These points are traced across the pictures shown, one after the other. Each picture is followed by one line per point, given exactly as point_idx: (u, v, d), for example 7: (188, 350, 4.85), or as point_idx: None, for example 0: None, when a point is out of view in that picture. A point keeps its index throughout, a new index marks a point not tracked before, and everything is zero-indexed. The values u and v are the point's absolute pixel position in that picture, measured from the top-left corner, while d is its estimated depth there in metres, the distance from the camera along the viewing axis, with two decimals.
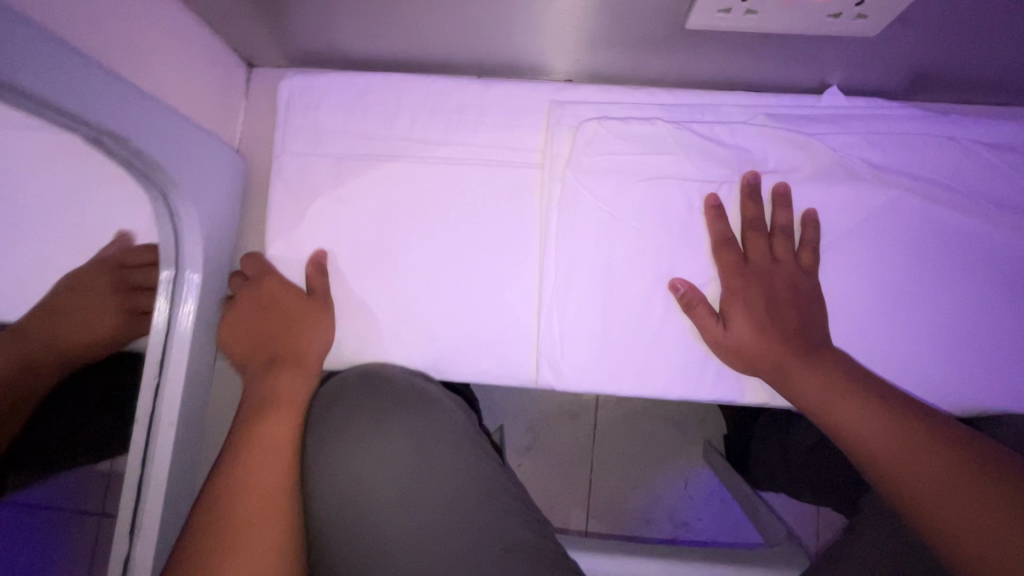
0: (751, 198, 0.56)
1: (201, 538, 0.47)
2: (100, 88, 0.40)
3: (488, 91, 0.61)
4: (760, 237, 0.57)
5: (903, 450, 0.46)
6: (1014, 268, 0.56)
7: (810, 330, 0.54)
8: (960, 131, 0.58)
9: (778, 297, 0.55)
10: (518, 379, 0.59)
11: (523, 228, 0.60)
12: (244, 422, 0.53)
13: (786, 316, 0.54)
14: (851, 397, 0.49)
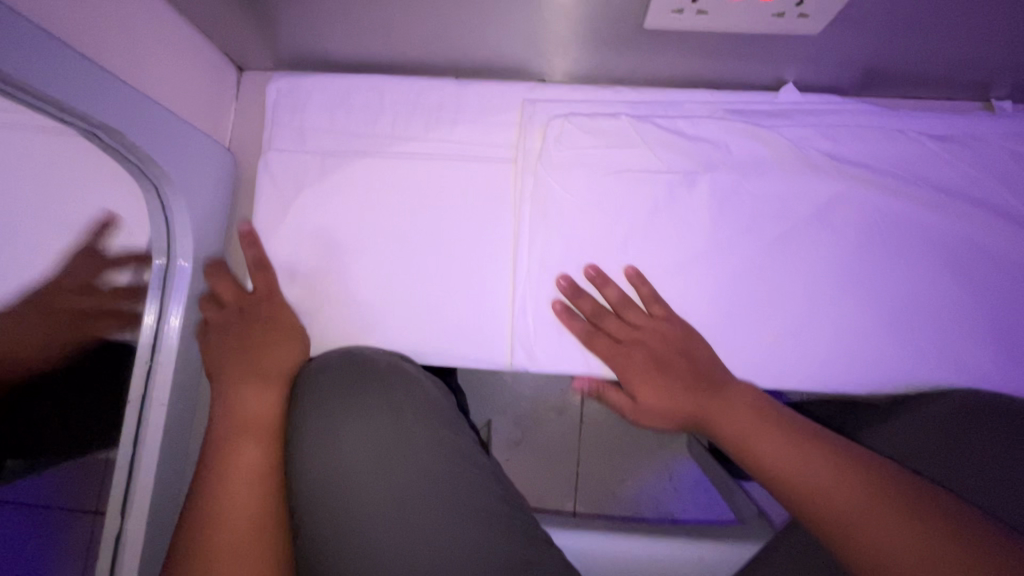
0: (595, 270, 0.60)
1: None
2: (95, 81, 0.44)
3: (465, 90, 0.65)
4: (591, 304, 0.60)
5: (813, 474, 0.44)
6: (963, 251, 0.59)
7: (704, 372, 0.54)
8: (912, 124, 0.61)
9: (661, 356, 0.56)
10: (491, 364, 0.62)
11: (497, 220, 0.63)
12: (213, 454, 0.54)
13: (675, 371, 0.55)
14: (773, 432, 0.48)
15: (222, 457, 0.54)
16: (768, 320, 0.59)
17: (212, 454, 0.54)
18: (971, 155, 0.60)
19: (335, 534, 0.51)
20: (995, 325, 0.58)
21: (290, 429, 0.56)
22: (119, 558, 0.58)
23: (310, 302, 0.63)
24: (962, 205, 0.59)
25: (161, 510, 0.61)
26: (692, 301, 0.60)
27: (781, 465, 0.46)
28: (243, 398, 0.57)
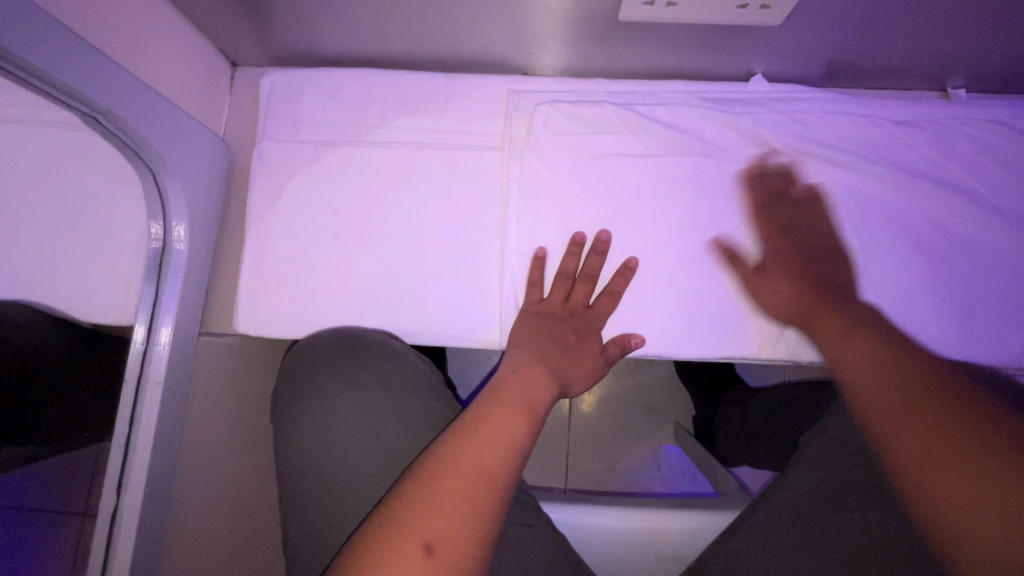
0: (574, 252, 0.62)
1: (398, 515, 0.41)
2: (90, 64, 0.46)
3: (452, 83, 0.68)
4: (565, 283, 0.62)
5: (883, 360, 0.46)
6: (922, 228, 0.62)
7: (834, 286, 0.58)
8: (874, 110, 0.65)
9: (815, 253, 0.60)
10: (479, 342, 0.65)
11: (484, 205, 0.66)
12: (467, 422, 0.49)
13: (820, 271, 0.59)
14: (854, 335, 0.50)
15: (473, 422, 0.48)
16: (741, 294, 0.62)
17: (463, 422, 0.49)
18: (928, 138, 0.64)
19: (328, 511, 0.52)
20: (958, 298, 0.61)
21: (285, 407, 0.57)
22: (114, 534, 0.60)
23: (303, 286, 0.65)
24: (921, 185, 0.62)
25: (156, 490, 0.63)
26: (669, 279, 0.63)
27: (847, 360, 0.49)
28: (528, 378, 0.55)
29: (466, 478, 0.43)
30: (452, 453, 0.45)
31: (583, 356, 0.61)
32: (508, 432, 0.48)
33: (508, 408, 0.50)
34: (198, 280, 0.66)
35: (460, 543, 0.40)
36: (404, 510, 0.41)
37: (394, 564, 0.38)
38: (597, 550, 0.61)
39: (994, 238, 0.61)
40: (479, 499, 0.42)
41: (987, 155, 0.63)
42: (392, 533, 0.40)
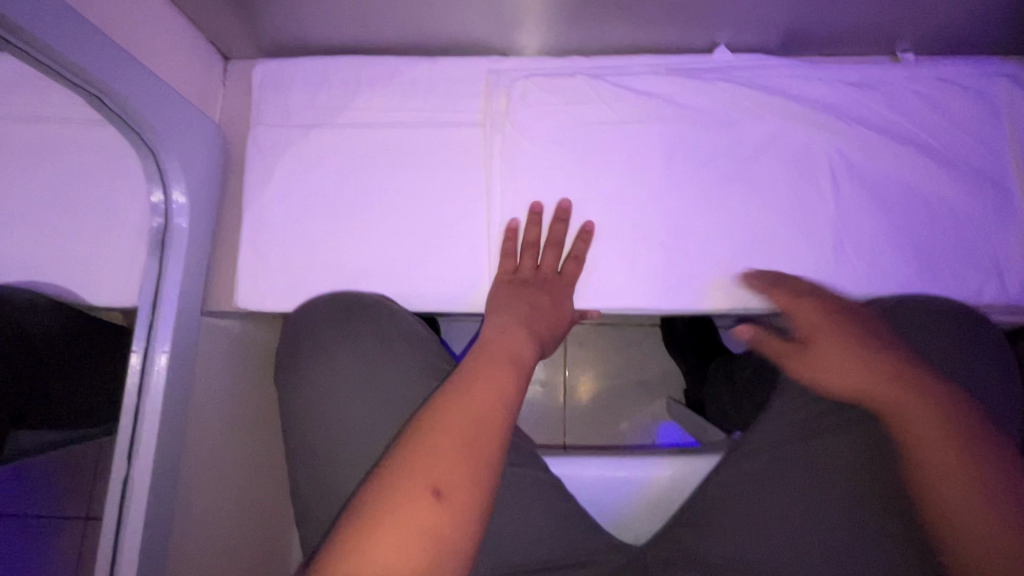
0: (534, 221, 0.66)
1: (394, 482, 0.44)
2: (89, 48, 0.50)
3: (436, 65, 0.72)
4: (533, 251, 0.66)
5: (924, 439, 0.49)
6: (881, 180, 0.66)
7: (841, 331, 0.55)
8: (830, 74, 0.68)
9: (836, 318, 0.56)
10: (470, 306, 0.68)
11: (469, 178, 0.70)
12: (456, 383, 0.51)
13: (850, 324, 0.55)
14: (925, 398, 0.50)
15: (463, 384, 0.51)
16: (716, 249, 0.66)
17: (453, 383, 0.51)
18: (881, 98, 0.68)
19: (338, 453, 0.56)
20: (917, 243, 0.65)
21: (288, 368, 0.61)
22: (127, 499, 0.60)
23: (302, 260, 0.69)
24: (877, 140, 0.66)
25: (168, 462, 0.63)
26: (646, 237, 0.66)
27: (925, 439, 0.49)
28: (510, 341, 0.57)
29: (454, 443, 0.46)
30: (441, 417, 0.47)
31: (552, 314, 0.64)
32: (498, 386, 0.51)
33: (496, 364, 0.53)
34: (197, 259, 0.69)
35: (464, 482, 0.44)
36: (398, 477, 0.44)
37: (404, 507, 0.42)
38: (599, 502, 0.63)
39: (944, 187, 0.66)
40: (476, 445, 0.46)
41: (936, 111, 0.67)
42: (387, 500, 0.43)
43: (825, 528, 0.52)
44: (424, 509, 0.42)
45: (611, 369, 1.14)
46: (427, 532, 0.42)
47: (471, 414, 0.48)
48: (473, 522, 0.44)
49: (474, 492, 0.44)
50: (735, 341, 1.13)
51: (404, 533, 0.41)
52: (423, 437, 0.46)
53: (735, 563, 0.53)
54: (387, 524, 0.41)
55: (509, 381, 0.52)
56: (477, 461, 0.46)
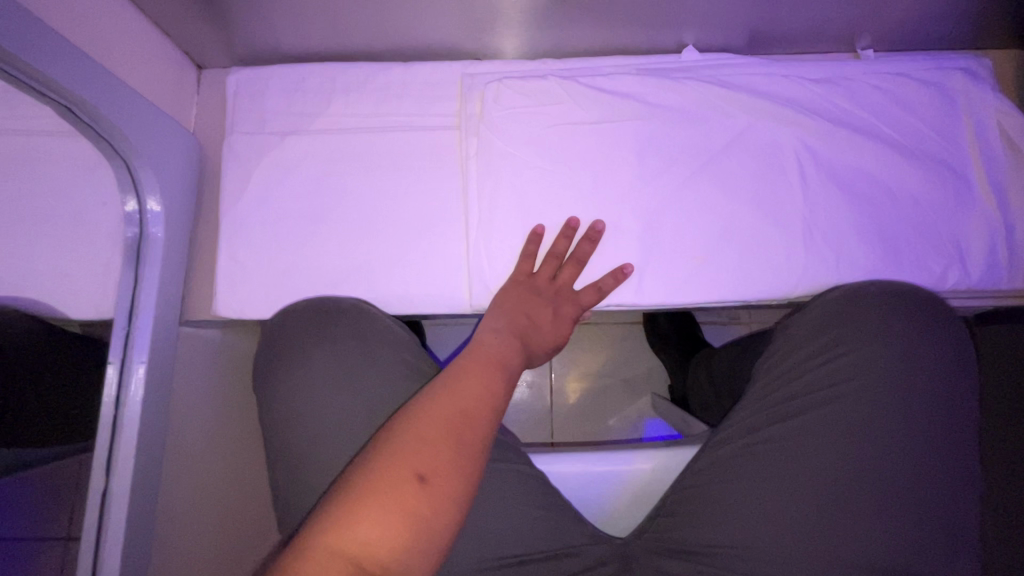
0: (566, 236, 0.66)
1: (375, 466, 0.44)
2: (56, 58, 0.49)
3: (410, 70, 0.72)
4: (554, 262, 0.66)
5: None
6: (845, 172, 0.69)
7: None
8: (793, 71, 0.71)
9: None
10: (450, 307, 0.69)
11: (446, 180, 0.70)
12: (444, 378, 0.52)
13: None
14: None
15: (451, 378, 0.52)
16: (690, 242, 0.67)
17: (442, 378, 0.52)
18: (843, 93, 0.70)
19: (319, 453, 0.56)
20: (881, 232, 0.67)
21: (269, 372, 0.60)
22: (106, 513, 0.59)
23: (281, 266, 0.69)
24: (840, 133, 0.69)
25: (147, 475, 0.63)
26: (621, 233, 0.68)
27: None
28: (498, 341, 0.58)
29: (440, 433, 0.46)
30: (427, 408, 0.48)
31: (551, 330, 0.66)
32: (488, 386, 0.52)
33: (484, 363, 0.55)
34: (174, 268, 0.68)
35: (450, 469, 0.45)
36: (380, 462, 0.44)
37: (391, 491, 0.42)
38: (585, 497, 0.63)
39: (907, 176, 0.68)
40: (464, 438, 0.47)
41: (896, 104, 0.70)
42: (368, 482, 0.43)
43: (797, 509, 0.52)
44: (411, 492, 0.43)
45: (596, 366, 1.15)
46: (414, 514, 0.42)
47: (461, 410, 0.48)
48: (457, 511, 0.44)
49: (460, 480, 0.45)
50: (716, 336, 1.15)
51: (391, 513, 0.41)
52: (409, 425, 0.47)
53: (711, 549, 0.53)
54: (375, 502, 0.42)
55: (496, 383, 0.53)
56: (464, 455, 0.46)
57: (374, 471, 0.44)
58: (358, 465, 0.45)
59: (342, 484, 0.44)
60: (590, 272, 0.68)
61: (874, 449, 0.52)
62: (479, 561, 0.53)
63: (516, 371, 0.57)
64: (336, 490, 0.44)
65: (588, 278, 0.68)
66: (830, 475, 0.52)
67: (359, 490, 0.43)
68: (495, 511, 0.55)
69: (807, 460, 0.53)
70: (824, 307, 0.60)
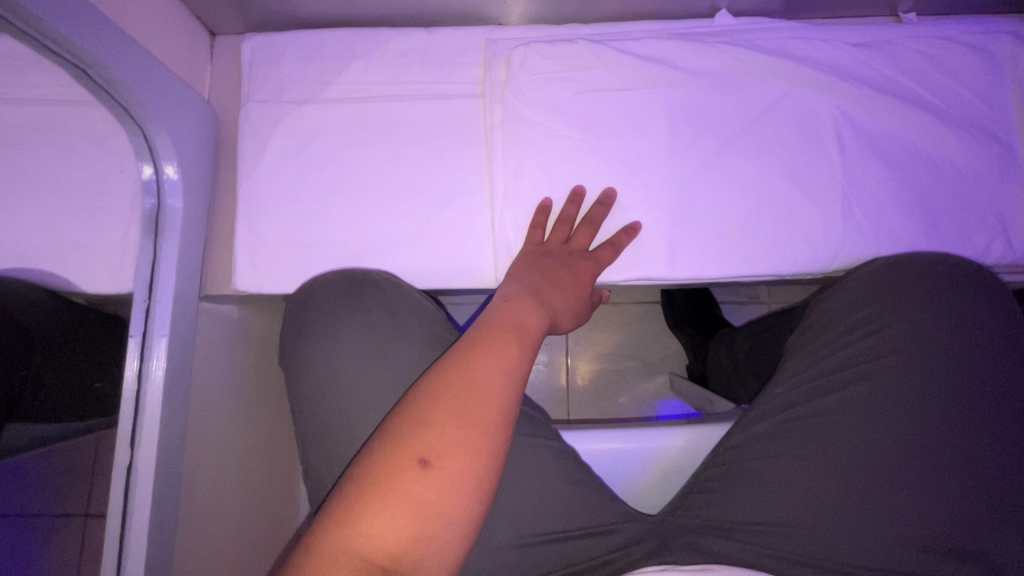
0: (575, 203, 0.64)
1: (382, 453, 0.43)
2: (71, 14, 0.47)
3: (431, 36, 0.69)
4: (566, 227, 0.64)
5: None
6: (884, 140, 0.66)
7: None
8: (830, 35, 0.67)
9: None
10: (476, 280, 0.67)
11: (471, 152, 0.68)
12: (458, 351, 0.49)
13: None
14: None
15: (465, 353, 0.49)
16: (724, 214, 0.65)
17: (456, 352, 0.49)
18: (883, 58, 0.67)
19: (347, 424, 0.55)
20: (920, 203, 0.65)
21: (294, 347, 0.59)
22: (132, 487, 0.57)
23: (303, 240, 0.67)
24: (882, 99, 0.66)
25: (172, 449, 0.61)
26: (652, 205, 0.65)
27: None
28: (514, 308, 0.54)
29: (450, 417, 0.44)
30: (438, 389, 0.46)
31: (573, 289, 0.60)
32: (506, 359, 0.48)
33: (499, 334, 0.51)
34: (195, 241, 0.66)
35: (460, 457, 0.43)
36: (388, 449, 0.43)
37: (397, 480, 0.41)
38: (616, 473, 0.62)
39: (948, 145, 0.65)
40: (476, 419, 0.44)
41: (939, 70, 0.67)
42: (375, 471, 0.42)
43: (827, 488, 0.51)
44: (413, 482, 0.41)
45: (614, 346, 1.14)
46: (421, 506, 0.41)
47: (474, 389, 0.46)
48: (475, 501, 0.43)
49: (470, 468, 0.43)
50: (736, 316, 1.13)
51: (396, 509, 0.40)
52: (419, 408, 0.45)
53: (741, 527, 0.52)
54: (380, 497, 0.41)
55: (516, 354, 0.50)
56: (477, 438, 0.44)
57: (381, 460, 0.43)
58: (367, 453, 0.44)
59: (351, 472, 0.43)
60: (603, 235, 0.66)
61: (909, 425, 0.51)
62: (515, 536, 0.52)
63: (536, 334, 0.53)
64: (347, 476, 0.43)
65: (601, 239, 0.66)
66: (854, 464, 0.51)
67: (366, 481, 0.42)
68: (527, 487, 0.54)
69: (833, 440, 0.52)
70: (851, 287, 0.58)
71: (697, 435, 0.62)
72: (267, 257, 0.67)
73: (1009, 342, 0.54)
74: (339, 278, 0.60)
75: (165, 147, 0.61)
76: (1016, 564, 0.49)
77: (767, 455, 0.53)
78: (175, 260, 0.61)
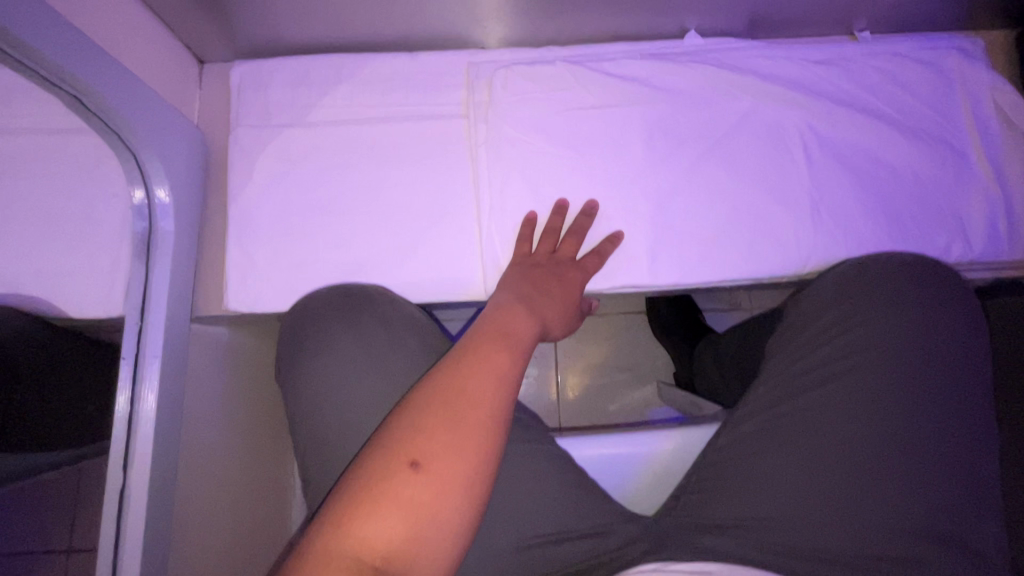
0: (560, 214, 0.66)
1: (375, 458, 0.44)
2: (66, 46, 0.49)
3: (416, 60, 0.72)
4: (552, 238, 0.66)
5: None
6: (846, 149, 0.70)
7: None
8: (792, 53, 0.72)
9: None
10: (466, 293, 0.68)
11: (458, 169, 0.70)
12: (450, 357, 0.51)
13: None
14: None
15: (456, 359, 0.50)
16: (701, 222, 0.68)
17: (448, 358, 0.51)
18: (841, 73, 0.71)
19: (345, 438, 0.56)
20: (883, 208, 0.69)
21: (291, 363, 0.60)
22: (126, 509, 0.56)
23: (295, 259, 0.68)
24: (842, 112, 0.70)
25: (166, 472, 0.60)
26: (634, 216, 0.68)
27: None
28: (504, 315, 0.56)
29: (440, 422, 0.45)
30: (429, 394, 0.47)
31: (562, 297, 0.62)
32: (497, 365, 0.50)
33: (490, 340, 0.52)
34: (187, 262, 0.66)
35: (450, 460, 0.44)
36: (380, 454, 0.44)
37: (388, 484, 0.42)
38: (611, 477, 0.63)
39: (905, 153, 0.70)
40: (466, 422, 0.46)
41: (895, 83, 0.71)
42: (368, 474, 0.43)
43: (807, 479, 0.53)
44: (402, 481, 0.43)
45: (602, 356, 1.16)
46: (411, 506, 0.42)
47: (465, 394, 0.47)
48: (465, 503, 0.43)
49: (460, 470, 0.44)
50: (718, 322, 1.16)
51: (387, 508, 0.41)
52: (411, 414, 0.46)
53: (734, 523, 0.53)
54: (370, 499, 0.42)
55: (507, 360, 0.51)
56: (467, 441, 0.45)
57: (372, 464, 0.43)
58: (360, 459, 0.45)
59: (345, 479, 0.44)
60: (589, 243, 0.68)
61: (882, 415, 0.54)
62: (517, 541, 0.53)
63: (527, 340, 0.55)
64: (341, 482, 0.44)
65: (586, 248, 0.68)
66: (832, 453, 0.53)
67: (358, 485, 0.43)
68: (526, 492, 0.55)
69: (811, 433, 0.54)
70: (826, 288, 0.61)
71: (688, 437, 0.64)
72: (259, 277, 0.68)
73: (974, 335, 0.57)
74: (335, 294, 0.61)
75: (156, 171, 0.61)
76: (993, 544, 0.51)
77: (750, 450, 0.55)
78: (167, 281, 0.62)
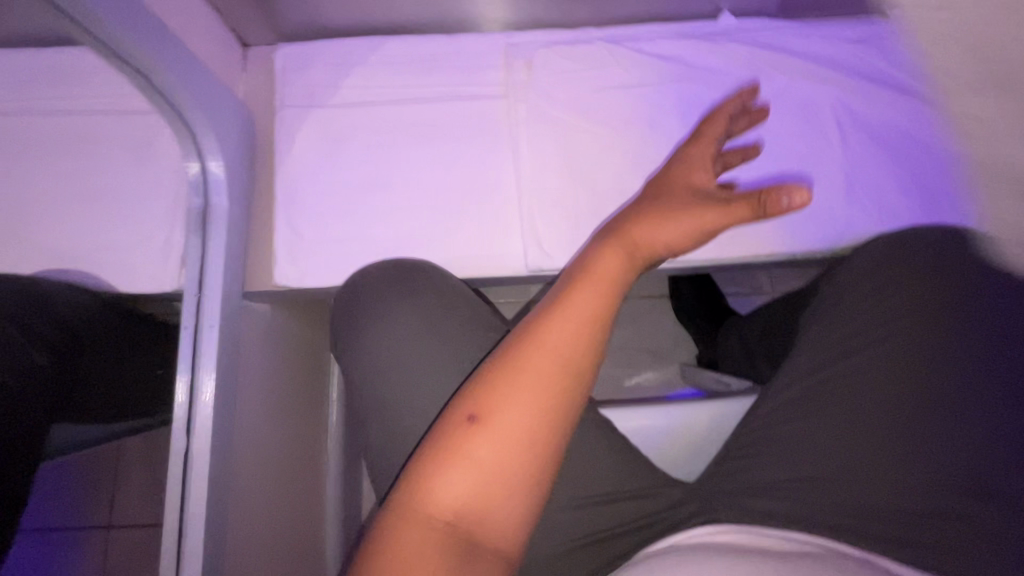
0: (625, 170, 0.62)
1: (448, 415, 0.45)
2: (142, 25, 0.50)
3: (456, 41, 0.74)
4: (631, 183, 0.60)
5: None
6: (880, 127, 0.71)
7: None
8: (826, 32, 0.73)
9: None
10: (507, 269, 0.70)
11: (497, 148, 0.72)
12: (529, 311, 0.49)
13: None
14: None
15: (535, 312, 0.48)
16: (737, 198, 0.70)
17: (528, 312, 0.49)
18: (874, 53, 0.73)
19: (399, 405, 0.58)
20: (916, 184, 0.70)
21: (346, 336, 0.62)
22: (190, 472, 0.59)
23: (341, 236, 0.70)
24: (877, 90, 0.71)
25: (223, 438, 0.62)
26: None
27: None
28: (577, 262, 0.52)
29: (510, 380, 0.44)
30: (504, 350, 0.46)
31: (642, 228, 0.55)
32: (575, 311, 0.46)
33: (577, 284, 0.48)
34: (239, 240, 0.68)
35: (517, 417, 0.43)
36: (452, 410, 0.45)
37: (457, 443, 0.42)
38: (651, 445, 0.65)
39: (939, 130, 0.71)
40: (537, 379, 0.44)
41: None
42: (441, 430, 0.44)
43: (846, 444, 0.55)
44: (462, 438, 0.43)
45: (625, 337, 1.18)
46: (477, 463, 0.42)
47: (535, 346, 0.45)
48: (534, 459, 0.43)
49: (529, 427, 0.43)
50: (741, 305, 1.18)
51: (454, 465, 0.42)
52: (486, 369, 0.45)
53: (776, 487, 0.55)
54: (442, 456, 0.42)
55: (592, 308, 0.46)
56: (537, 396, 0.44)
57: (445, 421, 0.44)
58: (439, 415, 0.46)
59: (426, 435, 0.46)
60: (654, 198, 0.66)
61: (917, 382, 0.55)
62: (567, 500, 0.55)
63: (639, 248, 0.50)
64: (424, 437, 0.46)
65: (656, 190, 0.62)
66: (869, 420, 0.55)
67: (433, 442, 0.44)
68: (574, 455, 0.57)
69: (848, 400, 0.56)
70: (858, 262, 0.63)
71: (725, 406, 0.66)
72: (306, 253, 0.70)
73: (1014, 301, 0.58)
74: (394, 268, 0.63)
75: (211, 146, 0.63)
76: None
77: (789, 419, 0.57)
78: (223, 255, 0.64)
